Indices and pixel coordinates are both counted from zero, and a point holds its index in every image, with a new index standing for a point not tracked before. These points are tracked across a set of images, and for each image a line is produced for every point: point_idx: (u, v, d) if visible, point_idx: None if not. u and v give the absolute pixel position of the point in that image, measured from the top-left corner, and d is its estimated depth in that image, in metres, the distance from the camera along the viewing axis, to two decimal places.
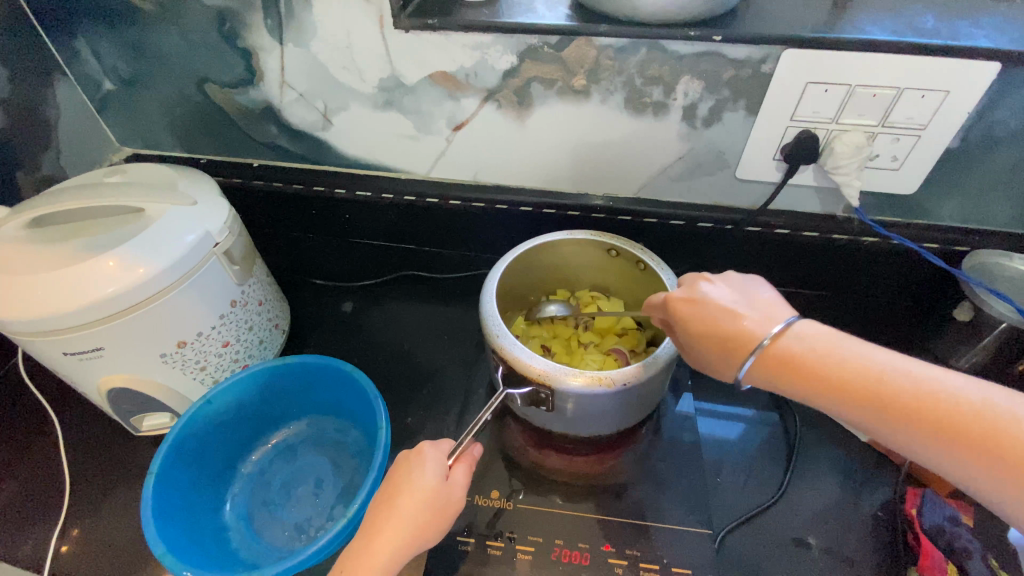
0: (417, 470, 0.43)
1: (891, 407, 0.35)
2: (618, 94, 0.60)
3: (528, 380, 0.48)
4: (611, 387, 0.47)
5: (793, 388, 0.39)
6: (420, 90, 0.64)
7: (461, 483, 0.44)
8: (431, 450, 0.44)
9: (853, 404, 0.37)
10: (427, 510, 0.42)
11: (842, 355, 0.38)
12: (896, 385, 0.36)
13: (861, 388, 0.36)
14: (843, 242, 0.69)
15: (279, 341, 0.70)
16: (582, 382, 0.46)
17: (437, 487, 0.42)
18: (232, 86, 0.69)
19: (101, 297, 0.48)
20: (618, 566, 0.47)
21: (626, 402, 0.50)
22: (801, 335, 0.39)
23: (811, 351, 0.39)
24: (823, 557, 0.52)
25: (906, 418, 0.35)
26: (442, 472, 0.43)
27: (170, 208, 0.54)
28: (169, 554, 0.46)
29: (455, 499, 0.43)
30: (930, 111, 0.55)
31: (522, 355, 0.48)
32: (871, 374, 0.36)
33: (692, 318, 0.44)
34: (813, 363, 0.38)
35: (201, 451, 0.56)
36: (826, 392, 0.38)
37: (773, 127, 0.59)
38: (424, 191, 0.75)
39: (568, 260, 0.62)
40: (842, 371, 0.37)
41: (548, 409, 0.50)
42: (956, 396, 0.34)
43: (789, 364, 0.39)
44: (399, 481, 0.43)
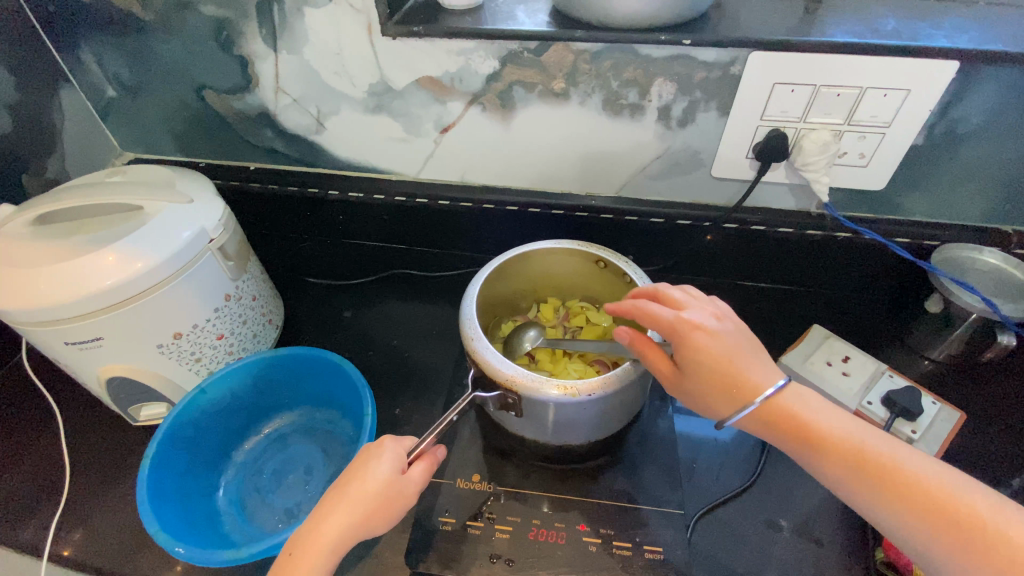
0: (374, 461, 0.44)
1: (868, 469, 0.39)
2: (596, 96, 0.63)
3: (498, 385, 0.48)
4: (577, 397, 0.46)
5: (783, 439, 0.43)
6: (408, 94, 0.67)
7: (416, 479, 0.45)
8: (391, 444, 0.46)
9: (835, 462, 0.40)
10: (376, 500, 0.43)
11: (831, 419, 0.42)
12: (875, 452, 0.40)
13: (845, 448, 0.40)
14: (817, 237, 0.71)
15: (272, 335, 0.72)
16: (546, 390, 0.46)
17: (389, 480, 0.44)
18: (229, 92, 0.72)
19: (100, 287, 0.50)
20: (593, 544, 0.49)
21: (600, 412, 0.49)
22: (800, 398, 0.43)
23: (806, 408, 0.43)
24: (793, 537, 0.53)
25: (879, 481, 0.39)
26: (398, 466, 0.45)
27: (167, 206, 0.57)
28: (162, 532, 0.48)
29: (407, 494, 0.44)
30: (893, 109, 0.58)
31: (491, 359, 0.48)
32: (861, 447, 0.40)
33: (705, 347, 0.44)
34: (807, 420, 0.42)
35: (196, 438, 0.58)
36: (813, 447, 0.41)
37: (745, 126, 0.62)
38: (414, 192, 0.77)
39: (556, 270, 0.63)
40: (830, 432, 0.41)
41: (518, 415, 0.50)
42: (922, 470, 0.39)
43: (785, 416, 0.43)
44: (357, 470, 0.45)
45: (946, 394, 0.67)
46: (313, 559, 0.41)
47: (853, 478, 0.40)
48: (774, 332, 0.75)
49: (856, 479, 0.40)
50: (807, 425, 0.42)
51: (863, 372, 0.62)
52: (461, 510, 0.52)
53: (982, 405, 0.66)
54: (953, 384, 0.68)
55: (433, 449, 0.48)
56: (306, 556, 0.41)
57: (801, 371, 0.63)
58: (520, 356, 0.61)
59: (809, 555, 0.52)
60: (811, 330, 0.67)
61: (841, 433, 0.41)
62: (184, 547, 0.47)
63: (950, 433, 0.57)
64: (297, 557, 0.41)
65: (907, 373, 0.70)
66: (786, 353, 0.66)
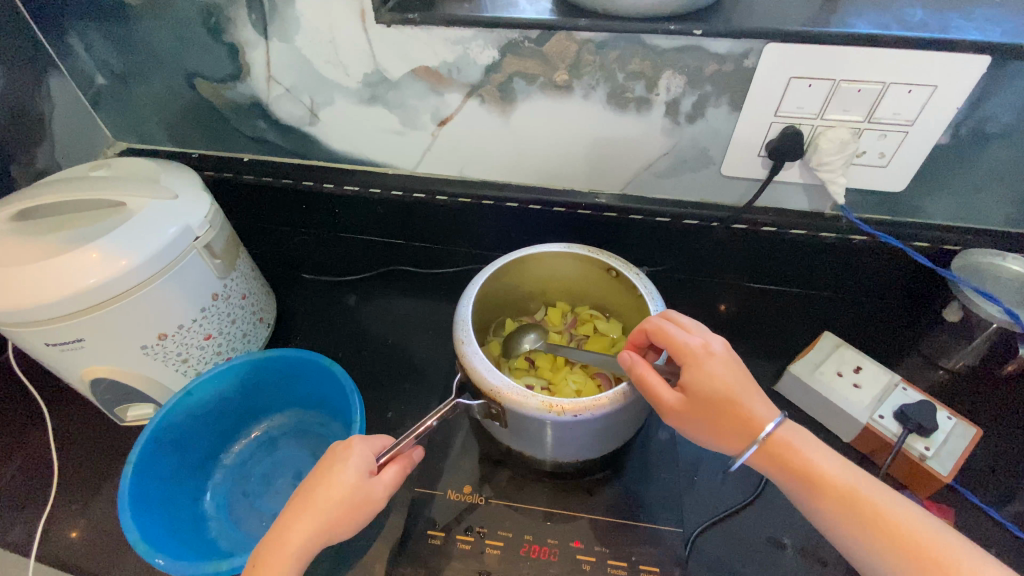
0: (340, 463, 0.43)
1: (864, 512, 0.39)
2: (600, 88, 0.59)
3: (483, 394, 0.46)
4: (562, 416, 0.43)
5: (781, 479, 0.42)
6: (404, 85, 0.64)
7: (384, 482, 0.43)
8: (360, 445, 0.44)
9: (832, 507, 0.40)
10: (339, 503, 0.42)
11: (829, 463, 0.41)
12: (870, 501, 0.39)
13: (841, 495, 0.40)
14: (831, 241, 0.67)
15: (263, 334, 0.70)
16: (529, 404, 0.44)
17: (354, 482, 0.42)
18: (220, 81, 0.69)
19: (80, 287, 0.48)
20: (587, 563, 0.47)
21: (591, 432, 0.46)
22: (797, 435, 0.43)
23: (805, 451, 0.42)
24: (796, 557, 0.51)
25: (872, 530, 0.38)
26: (366, 469, 0.43)
27: (152, 201, 0.55)
28: (143, 541, 0.46)
29: (374, 498, 0.42)
30: (917, 107, 0.54)
31: (479, 366, 0.47)
32: (854, 487, 0.40)
33: (715, 379, 0.42)
34: (805, 463, 0.41)
35: (182, 441, 0.57)
36: (811, 491, 0.41)
37: (758, 122, 0.59)
38: (411, 186, 0.75)
39: (564, 274, 0.60)
40: (828, 478, 0.41)
41: (502, 426, 0.48)
42: (914, 520, 0.38)
43: (785, 459, 0.42)
44: (323, 473, 0.43)
45: (962, 406, 0.64)
46: (275, 566, 0.40)
47: (848, 525, 0.39)
48: (782, 337, 0.72)
49: (850, 527, 0.39)
50: (805, 468, 0.41)
51: (875, 384, 0.59)
52: (452, 524, 0.50)
53: (999, 419, 0.63)
54: (970, 397, 0.65)
55: (409, 453, 0.47)
56: (268, 562, 0.40)
57: (810, 382, 0.60)
58: (520, 360, 0.59)
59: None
60: (822, 338, 0.64)
61: (837, 479, 0.41)
62: (164, 558, 0.46)
63: (965, 450, 0.54)
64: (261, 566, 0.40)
65: (921, 384, 0.67)
66: (794, 362, 0.63)
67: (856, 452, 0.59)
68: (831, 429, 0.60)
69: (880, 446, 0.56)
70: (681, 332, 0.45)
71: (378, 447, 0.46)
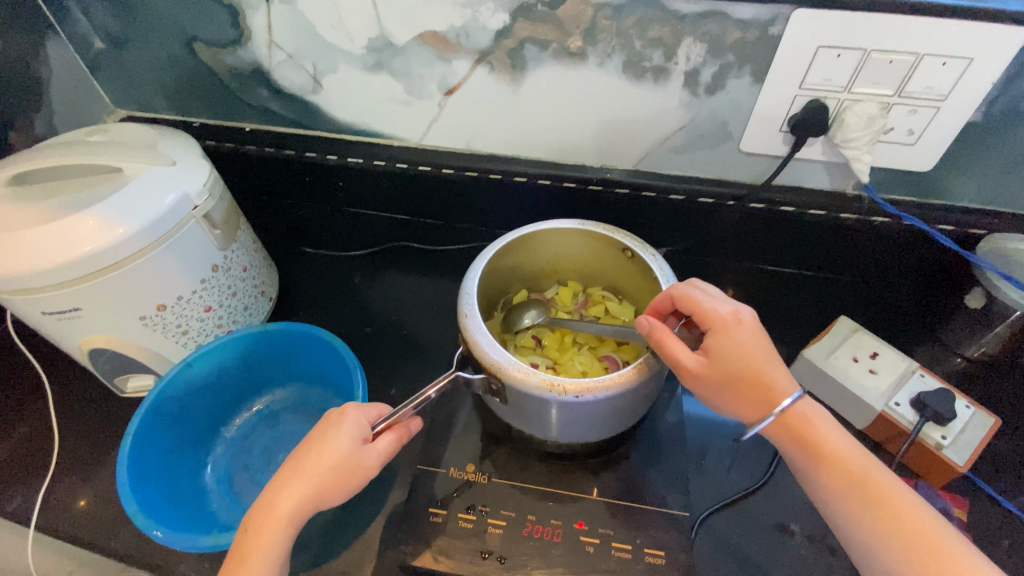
0: (333, 430, 0.42)
1: (869, 496, 0.38)
2: (616, 57, 0.57)
3: (483, 369, 0.45)
4: (563, 396, 0.42)
5: (791, 451, 0.41)
6: (410, 52, 0.61)
7: (378, 451, 0.42)
8: (355, 413, 0.43)
9: (840, 485, 0.39)
10: (331, 469, 0.40)
11: (845, 443, 0.40)
12: (880, 486, 0.38)
13: (853, 475, 0.39)
14: (851, 222, 0.65)
15: (265, 307, 0.69)
16: (530, 382, 0.42)
17: (348, 449, 0.41)
18: (220, 46, 0.67)
19: (77, 254, 0.47)
20: (590, 545, 0.47)
21: (595, 414, 0.45)
22: (815, 411, 0.41)
23: (823, 426, 0.40)
24: (804, 544, 0.50)
25: (876, 514, 0.37)
26: (359, 437, 0.42)
27: (149, 167, 0.54)
28: (141, 513, 0.46)
29: (367, 464, 0.41)
30: (951, 81, 0.51)
31: (481, 341, 0.45)
32: (864, 471, 0.39)
33: (743, 346, 0.41)
34: (820, 439, 0.40)
35: (182, 414, 0.56)
36: (821, 467, 0.39)
37: (781, 95, 0.56)
38: (416, 159, 0.72)
39: (577, 251, 0.58)
40: (842, 456, 0.39)
41: (502, 402, 0.47)
42: (920, 510, 0.37)
43: (800, 432, 0.40)
44: (316, 441, 0.42)
45: (979, 395, 0.63)
46: (266, 532, 0.39)
47: (852, 505, 0.38)
48: (795, 322, 0.70)
49: (854, 507, 0.38)
50: (819, 443, 0.40)
51: (891, 371, 0.57)
52: (454, 502, 0.49)
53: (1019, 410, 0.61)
54: (988, 385, 0.63)
55: (406, 422, 0.46)
56: (259, 529, 0.39)
57: (823, 367, 0.58)
58: (526, 338, 0.58)
59: (820, 563, 0.49)
60: (838, 322, 0.62)
61: (851, 458, 0.39)
62: (162, 531, 0.45)
63: (982, 441, 0.53)
64: (250, 533, 0.39)
65: (937, 371, 0.65)
66: (807, 347, 0.61)
67: (868, 439, 0.58)
68: (844, 416, 0.59)
69: (895, 435, 0.55)
70: (709, 300, 0.43)
71: (373, 415, 0.45)
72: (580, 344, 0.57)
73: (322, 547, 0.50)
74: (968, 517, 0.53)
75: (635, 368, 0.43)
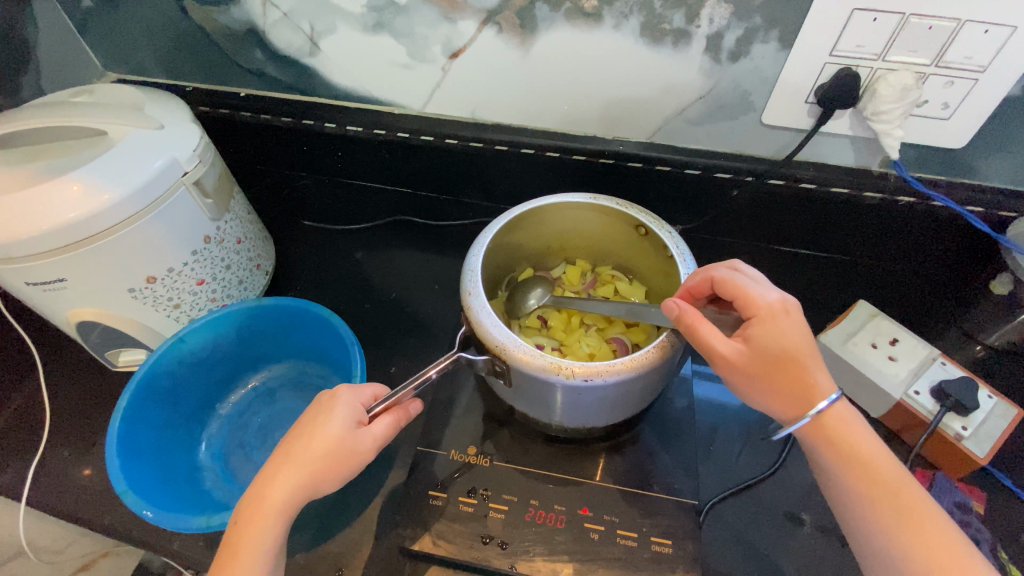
0: (325, 414, 0.40)
1: (897, 508, 0.36)
2: (633, 18, 0.53)
3: (487, 350, 0.42)
4: (571, 380, 0.40)
5: (823, 454, 0.39)
6: (413, 11, 0.57)
7: (374, 435, 0.40)
8: (347, 395, 0.42)
9: (872, 493, 0.37)
10: (324, 453, 0.39)
11: (880, 451, 0.38)
12: (912, 498, 0.37)
13: (886, 484, 0.37)
14: (875, 202, 0.61)
15: (261, 282, 0.67)
16: (535, 364, 0.40)
17: (342, 433, 0.39)
18: (212, 4, 0.63)
19: (59, 222, 0.44)
20: (595, 532, 0.45)
21: (604, 400, 0.43)
22: (851, 417, 0.39)
23: (859, 431, 0.39)
24: (815, 534, 0.49)
25: (907, 526, 0.36)
26: (354, 419, 0.40)
27: (135, 131, 0.50)
28: (130, 492, 0.45)
29: (361, 449, 0.40)
30: (993, 49, 0.47)
31: (485, 320, 0.43)
32: (895, 482, 0.37)
33: (786, 337, 0.39)
34: (856, 444, 0.38)
35: (176, 390, 0.54)
36: (853, 474, 0.38)
37: (809, 63, 0.52)
38: (418, 128, 0.69)
39: (586, 228, 0.55)
40: (876, 464, 0.38)
41: (506, 385, 0.44)
42: (950, 526, 0.36)
43: (836, 435, 0.38)
44: (309, 422, 0.40)
45: (999, 383, 0.60)
46: (257, 517, 0.37)
47: (882, 514, 0.36)
48: (810, 305, 0.68)
49: (885, 516, 0.36)
50: (853, 449, 0.38)
51: (911, 358, 0.55)
52: (455, 486, 0.48)
53: None
54: (1008, 373, 0.61)
55: (405, 405, 0.44)
56: (250, 515, 0.37)
57: (840, 352, 0.56)
58: (532, 318, 0.56)
59: (832, 553, 0.48)
60: (857, 306, 0.59)
61: (885, 467, 0.38)
62: (153, 511, 0.44)
63: (1004, 432, 0.51)
64: (241, 517, 0.38)
65: (956, 358, 0.63)
66: (825, 331, 0.59)
67: (884, 428, 0.56)
68: (860, 403, 0.57)
69: (913, 424, 0.53)
70: (754, 286, 0.41)
71: (368, 397, 0.43)
72: (588, 325, 0.55)
73: (319, 528, 0.49)
74: (983, 509, 0.51)
75: (649, 353, 0.41)
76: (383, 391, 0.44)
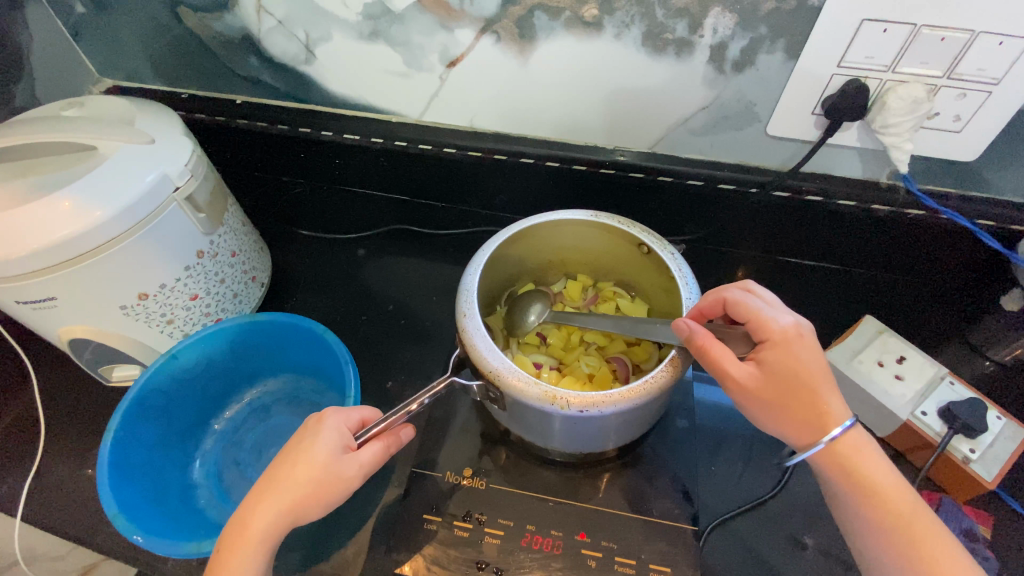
0: (310, 438, 0.40)
1: (909, 538, 0.35)
2: (635, 27, 0.51)
3: (482, 375, 0.41)
4: (565, 410, 0.39)
5: (836, 482, 0.38)
6: (409, 19, 0.56)
7: (360, 461, 0.39)
8: (333, 419, 0.41)
9: (885, 524, 0.36)
10: (310, 482, 0.38)
11: (895, 481, 0.37)
12: (926, 530, 0.36)
13: (898, 515, 0.36)
14: (883, 214, 0.60)
15: (256, 294, 0.66)
16: (530, 393, 0.39)
17: (328, 460, 0.39)
18: (206, 11, 0.61)
19: (47, 242, 0.44)
20: (592, 559, 0.44)
21: (602, 428, 0.42)
22: (863, 444, 0.38)
23: (873, 459, 0.38)
24: (817, 558, 0.48)
25: (919, 559, 0.35)
26: (342, 445, 0.40)
27: (124, 146, 0.50)
28: (121, 516, 0.44)
29: (347, 475, 0.39)
30: (1007, 62, 0.46)
31: (479, 345, 0.42)
32: (907, 511, 0.36)
33: (800, 363, 0.38)
34: (870, 473, 0.37)
35: (168, 407, 0.54)
36: (864, 503, 0.37)
37: (815, 75, 0.50)
38: (416, 136, 0.68)
39: (587, 244, 0.54)
40: (890, 494, 0.37)
41: (501, 410, 0.44)
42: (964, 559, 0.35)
43: (850, 464, 0.37)
44: (296, 448, 0.40)
45: (1007, 400, 0.59)
46: (242, 548, 0.37)
47: (894, 546, 0.36)
48: (815, 319, 0.67)
49: (896, 548, 0.35)
50: (868, 478, 0.37)
51: (919, 377, 0.54)
52: (450, 509, 0.47)
53: None
54: (1017, 390, 0.60)
55: (395, 431, 0.43)
56: (234, 545, 0.37)
57: (846, 371, 0.54)
58: (532, 335, 0.55)
59: None
60: (864, 322, 0.58)
61: (899, 497, 0.37)
62: (143, 536, 0.44)
63: (1013, 455, 0.49)
64: (227, 547, 0.37)
65: (963, 374, 0.62)
66: (830, 347, 0.57)
67: (889, 448, 0.55)
68: (864, 422, 0.56)
69: (920, 445, 0.52)
70: (767, 309, 0.40)
71: (355, 421, 0.42)
72: (589, 343, 0.54)
73: (313, 549, 0.49)
74: (990, 534, 0.50)
75: (648, 383, 0.40)
76: (371, 415, 0.43)
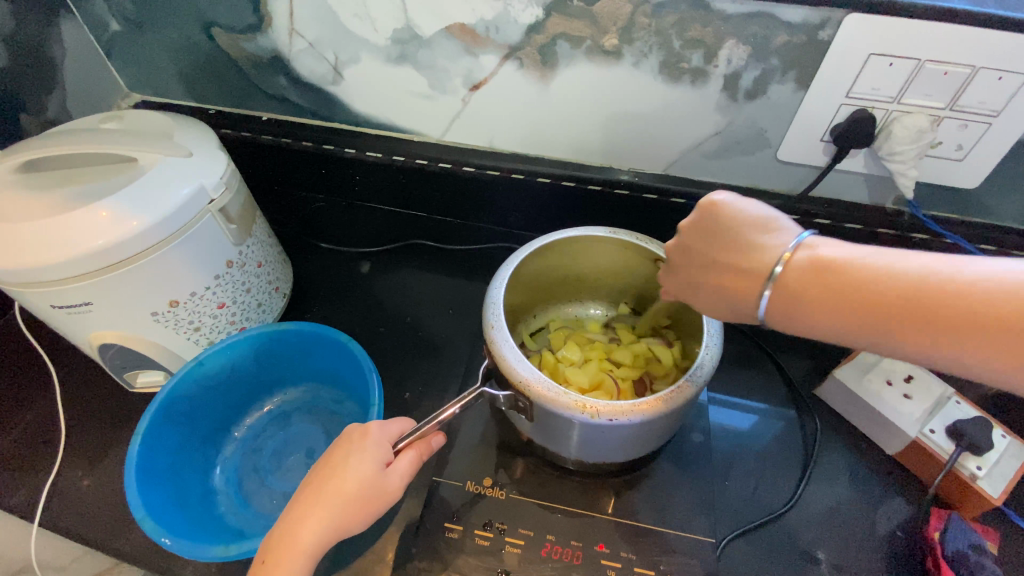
0: (352, 449, 0.41)
1: (877, 305, 0.33)
2: (652, 57, 0.54)
3: (511, 385, 0.43)
4: (595, 419, 0.40)
5: (823, 317, 0.35)
6: (436, 44, 0.58)
7: (400, 472, 0.41)
8: (377, 432, 0.42)
9: (871, 317, 0.34)
10: (350, 489, 0.40)
11: (846, 264, 0.34)
12: (889, 289, 0.33)
13: (863, 293, 0.33)
14: (889, 238, 0.62)
15: (278, 304, 0.68)
16: (559, 402, 0.40)
17: (366, 471, 0.40)
18: (240, 32, 0.64)
19: (88, 249, 0.45)
20: (611, 568, 0.45)
21: (628, 437, 0.43)
22: (812, 250, 0.36)
23: (845, 266, 0.34)
24: (829, 573, 0.49)
25: (895, 321, 0.33)
26: (382, 459, 0.41)
27: (162, 158, 0.52)
28: (149, 519, 0.45)
29: (386, 484, 0.40)
30: (1006, 96, 0.48)
31: (509, 356, 0.43)
32: (871, 278, 0.34)
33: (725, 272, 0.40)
34: (845, 278, 0.34)
35: (193, 413, 0.55)
36: (864, 315, 0.34)
37: (824, 104, 0.53)
38: (436, 156, 0.70)
39: (606, 260, 0.56)
40: (856, 280, 0.34)
41: (527, 419, 0.45)
42: (981, 281, 0.31)
43: (814, 283, 0.35)
44: (337, 460, 0.41)
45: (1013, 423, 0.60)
46: (282, 554, 0.38)
47: (864, 326, 0.34)
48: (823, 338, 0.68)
49: (880, 328, 0.33)
50: (842, 281, 0.34)
51: (928, 396, 0.53)
52: (471, 519, 0.48)
53: None
54: None
55: (427, 437, 0.44)
56: (276, 552, 0.38)
57: (856, 391, 0.55)
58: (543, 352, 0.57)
59: None
60: None
61: (903, 286, 0.33)
62: (171, 538, 0.44)
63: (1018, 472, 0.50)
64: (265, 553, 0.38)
65: None
66: (839, 366, 0.58)
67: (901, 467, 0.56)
68: (877, 439, 0.56)
69: (930, 463, 0.52)
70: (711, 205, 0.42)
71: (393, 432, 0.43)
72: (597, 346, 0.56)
73: (331, 557, 0.49)
74: (1003, 553, 0.50)
75: (675, 396, 0.41)
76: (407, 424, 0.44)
